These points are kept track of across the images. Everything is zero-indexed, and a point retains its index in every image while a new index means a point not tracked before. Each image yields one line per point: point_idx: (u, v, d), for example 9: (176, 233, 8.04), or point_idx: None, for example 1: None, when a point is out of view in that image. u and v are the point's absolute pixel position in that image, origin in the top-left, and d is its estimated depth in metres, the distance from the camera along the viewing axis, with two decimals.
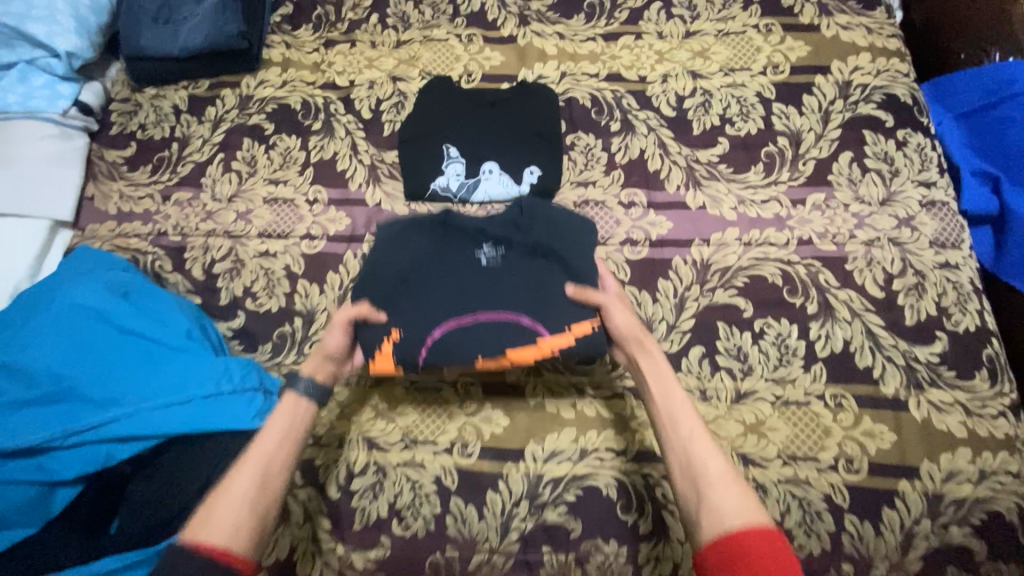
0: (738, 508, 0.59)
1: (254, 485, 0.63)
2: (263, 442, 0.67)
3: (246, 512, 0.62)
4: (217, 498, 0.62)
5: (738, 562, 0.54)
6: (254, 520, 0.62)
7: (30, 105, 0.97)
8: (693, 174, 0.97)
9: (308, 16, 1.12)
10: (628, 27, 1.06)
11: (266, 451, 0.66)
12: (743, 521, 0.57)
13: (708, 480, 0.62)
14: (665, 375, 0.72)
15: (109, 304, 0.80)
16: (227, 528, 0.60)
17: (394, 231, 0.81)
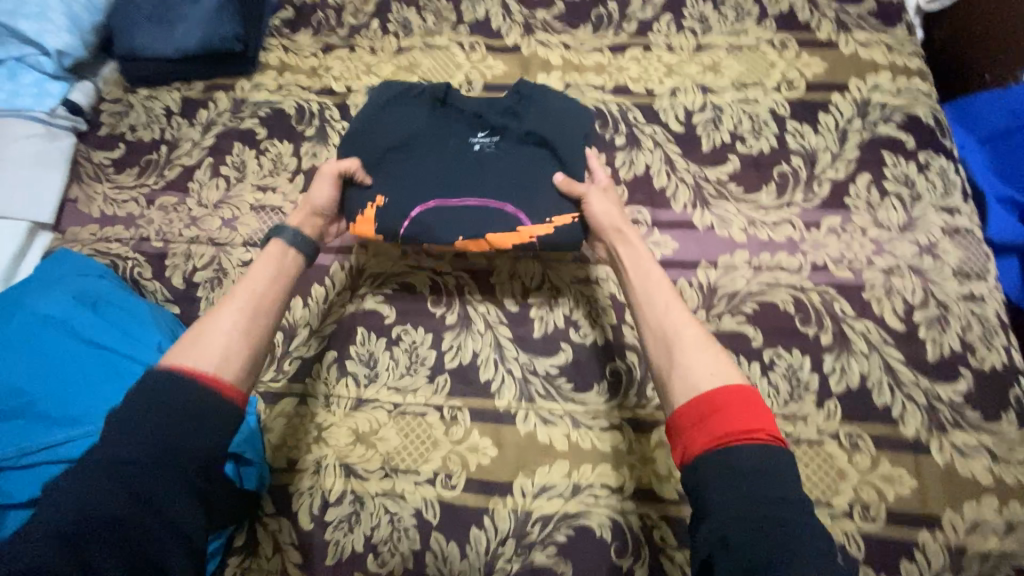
0: (726, 373, 0.57)
1: (238, 323, 0.62)
2: (248, 287, 0.65)
3: (233, 345, 0.60)
4: (197, 328, 0.61)
5: (712, 416, 0.53)
6: (240, 352, 0.60)
7: (17, 104, 0.95)
8: (701, 193, 0.92)
9: (308, 20, 1.09)
10: (636, 38, 1.02)
11: (254, 290, 0.65)
12: (721, 380, 0.56)
13: (692, 342, 0.60)
14: (645, 256, 0.71)
15: (78, 317, 0.77)
16: (206, 355, 0.58)
17: (395, 95, 0.85)
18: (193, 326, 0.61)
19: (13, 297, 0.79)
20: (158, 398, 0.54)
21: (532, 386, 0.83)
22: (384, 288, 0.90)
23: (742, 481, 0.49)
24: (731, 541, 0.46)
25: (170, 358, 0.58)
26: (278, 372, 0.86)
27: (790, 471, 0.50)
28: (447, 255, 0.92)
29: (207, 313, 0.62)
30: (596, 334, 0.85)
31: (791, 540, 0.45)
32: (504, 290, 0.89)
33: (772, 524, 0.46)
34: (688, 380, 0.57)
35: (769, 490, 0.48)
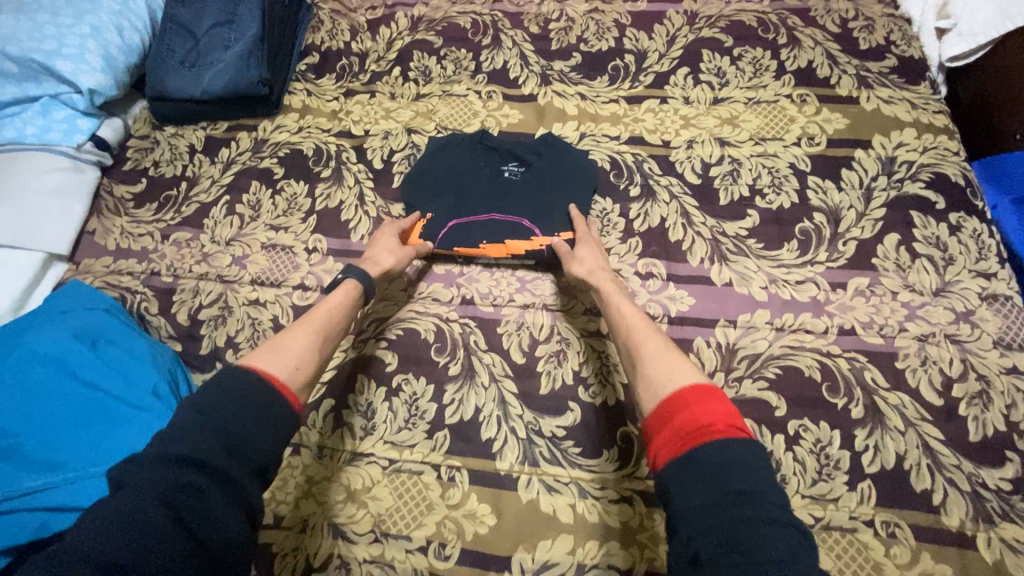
0: (684, 375, 0.59)
1: (313, 339, 0.67)
2: (317, 312, 0.71)
3: (306, 358, 0.65)
4: (276, 341, 0.66)
5: (674, 419, 0.55)
6: (314, 361, 0.65)
7: (46, 138, 0.98)
8: (719, 247, 0.88)
9: (333, 66, 1.13)
10: (653, 90, 1.02)
11: (327, 314, 0.71)
12: (681, 383, 0.58)
13: (654, 351, 0.63)
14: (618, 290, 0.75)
15: (77, 356, 0.76)
16: (285, 365, 0.62)
17: (445, 138, 1.00)
18: (271, 340, 0.66)
19: (12, 334, 0.79)
20: (244, 401, 0.57)
21: (537, 447, 0.78)
22: (387, 334, 0.88)
23: (707, 478, 0.49)
24: (702, 558, 0.44)
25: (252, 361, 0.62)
26: None
27: (755, 465, 0.50)
28: (454, 302, 0.89)
29: (285, 331, 0.67)
30: (607, 393, 0.80)
31: (757, 541, 0.44)
32: (511, 342, 0.85)
33: (742, 528, 0.45)
34: (651, 390, 0.59)
35: (733, 484, 0.48)
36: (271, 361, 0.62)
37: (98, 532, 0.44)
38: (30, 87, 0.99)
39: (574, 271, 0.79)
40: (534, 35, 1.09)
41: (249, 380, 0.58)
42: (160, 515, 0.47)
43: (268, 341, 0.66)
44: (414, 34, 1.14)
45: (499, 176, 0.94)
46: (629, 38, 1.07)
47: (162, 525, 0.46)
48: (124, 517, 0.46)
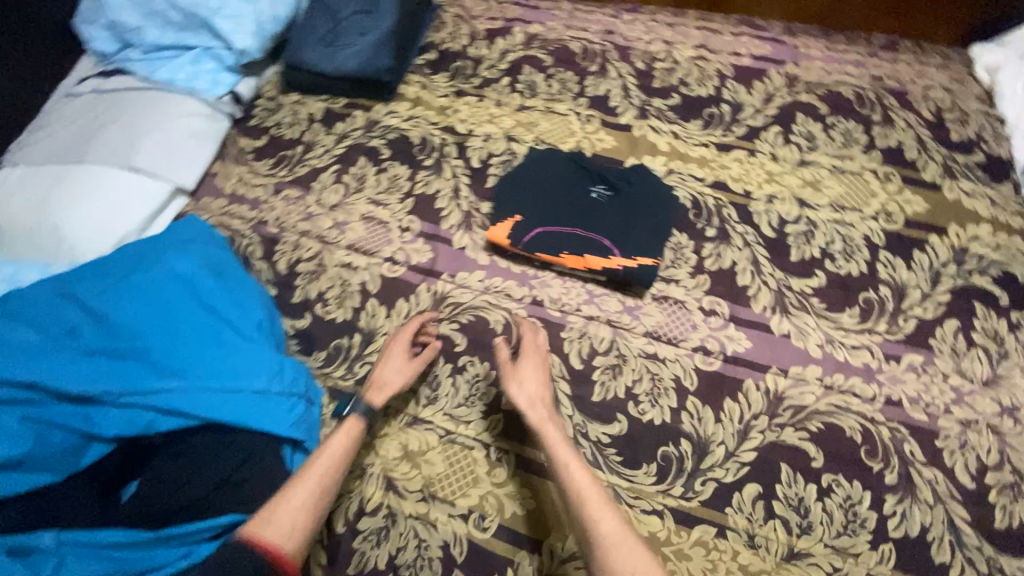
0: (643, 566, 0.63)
1: (311, 499, 0.69)
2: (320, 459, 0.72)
3: (301, 522, 0.67)
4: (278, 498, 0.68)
5: None
6: (308, 523, 0.67)
7: (193, 85, 1.10)
8: (783, 299, 0.93)
9: (448, 65, 1.23)
10: (743, 142, 1.08)
11: (326, 463, 0.72)
12: None
13: (611, 535, 0.66)
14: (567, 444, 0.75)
15: (203, 281, 0.86)
16: (278, 530, 0.65)
17: (542, 153, 1.07)
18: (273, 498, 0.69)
19: (144, 249, 0.88)
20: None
21: (581, 449, 0.84)
22: (460, 318, 0.95)
23: None
24: None
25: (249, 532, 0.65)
26: (347, 372, 0.91)
27: None
28: (525, 300, 0.96)
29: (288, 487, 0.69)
30: (654, 413, 0.85)
31: None
32: (571, 347, 0.91)
33: None
34: None
35: None
36: (270, 530, 0.65)
37: None
38: (189, 37, 1.10)
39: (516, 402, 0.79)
40: (638, 71, 1.18)
41: (241, 554, 0.63)
42: None
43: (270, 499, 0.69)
44: (527, 50, 1.24)
45: (588, 195, 0.99)
46: (727, 89, 1.14)
47: None
48: None
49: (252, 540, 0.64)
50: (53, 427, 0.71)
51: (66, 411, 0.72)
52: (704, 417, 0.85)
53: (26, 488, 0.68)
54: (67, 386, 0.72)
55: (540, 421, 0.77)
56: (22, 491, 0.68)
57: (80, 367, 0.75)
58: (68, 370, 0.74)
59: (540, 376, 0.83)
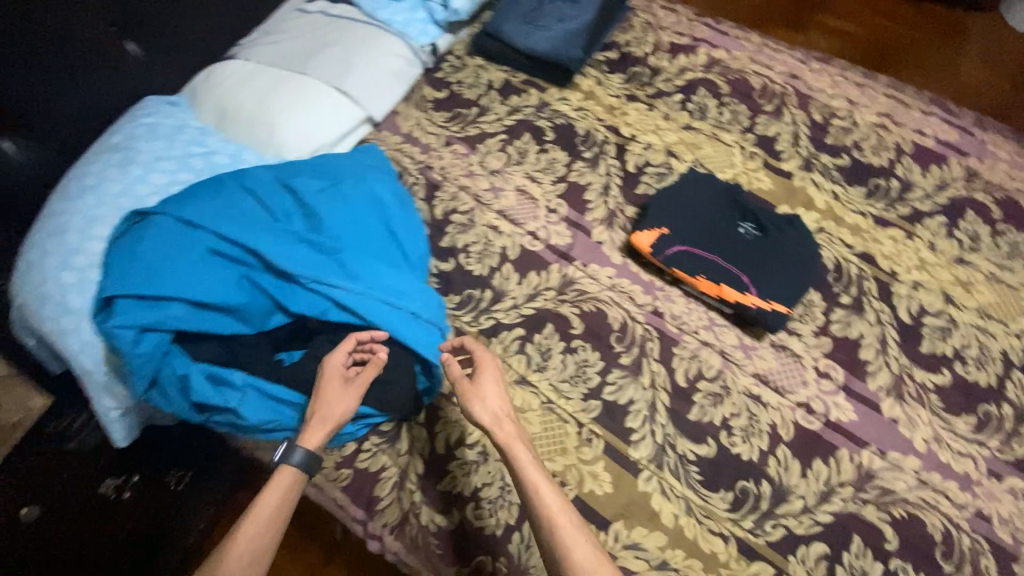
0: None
1: (245, 567, 0.66)
2: (257, 513, 0.69)
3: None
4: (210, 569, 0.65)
5: None
6: None
7: (405, 30, 1.22)
8: (900, 386, 0.95)
9: (627, 68, 1.29)
10: (902, 222, 1.08)
11: (263, 520, 0.69)
12: None
13: (579, 563, 0.68)
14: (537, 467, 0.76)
15: (392, 205, 0.93)
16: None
17: (699, 175, 1.10)
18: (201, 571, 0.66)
19: (337, 158, 0.96)
20: None
21: (666, 457, 0.89)
22: (582, 304, 1.01)
23: None
24: None
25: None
26: (473, 320, 1.01)
27: None
28: (646, 307, 1.01)
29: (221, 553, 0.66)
30: (744, 448, 0.89)
31: None
32: (680, 364, 0.96)
33: None
34: None
35: None
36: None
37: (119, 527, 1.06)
38: None
39: (480, 419, 0.79)
40: (814, 122, 1.19)
41: None
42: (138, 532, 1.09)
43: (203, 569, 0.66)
44: (707, 73, 1.27)
45: (736, 229, 1.03)
46: (901, 165, 1.14)
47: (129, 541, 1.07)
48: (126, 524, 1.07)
49: None
50: (254, 289, 0.81)
51: (270, 281, 0.81)
52: (790, 468, 0.88)
53: (227, 332, 0.78)
54: (278, 262, 0.80)
55: (510, 435, 0.79)
56: (225, 334, 0.78)
57: (289, 248, 0.83)
58: (280, 248, 0.82)
59: (500, 390, 0.83)
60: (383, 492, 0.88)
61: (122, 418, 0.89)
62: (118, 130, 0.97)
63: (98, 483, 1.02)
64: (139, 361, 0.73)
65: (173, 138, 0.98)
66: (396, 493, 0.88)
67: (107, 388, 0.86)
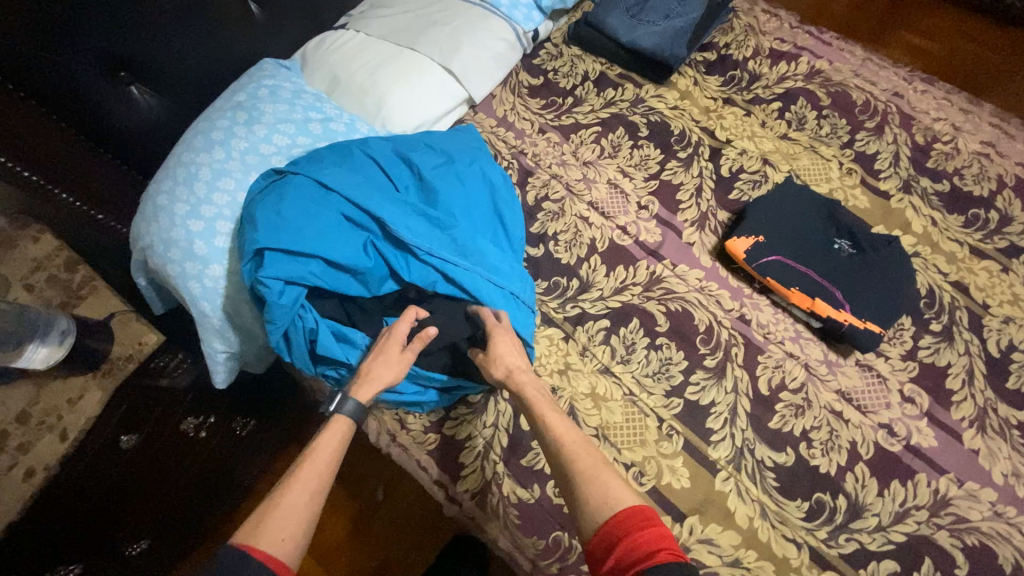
0: (617, 497, 0.66)
1: (305, 504, 0.67)
2: (315, 455, 0.73)
3: (293, 524, 0.65)
4: (269, 507, 0.66)
5: (625, 532, 0.62)
6: (303, 525, 0.65)
7: (512, 14, 1.23)
8: (984, 418, 0.94)
9: (725, 71, 1.28)
10: (999, 255, 1.07)
11: (316, 460, 0.72)
12: (621, 505, 0.65)
13: (585, 471, 0.70)
14: (545, 407, 0.79)
15: (501, 188, 0.96)
16: (274, 534, 0.63)
17: (795, 187, 1.09)
18: (260, 507, 0.67)
19: (445, 136, 0.99)
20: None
21: (744, 460, 0.91)
22: (669, 303, 1.03)
23: None
24: None
25: (243, 540, 0.63)
26: (560, 307, 1.04)
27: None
28: (732, 313, 1.02)
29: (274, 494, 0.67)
30: (822, 461, 0.91)
31: None
32: (764, 373, 0.97)
33: None
34: (602, 509, 0.65)
35: None
36: (265, 533, 0.63)
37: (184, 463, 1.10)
38: None
39: (493, 372, 0.81)
40: (916, 144, 1.17)
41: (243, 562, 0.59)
42: (204, 465, 1.15)
43: (261, 506, 0.67)
44: (807, 83, 1.25)
45: (832, 245, 1.03)
46: (1002, 197, 1.12)
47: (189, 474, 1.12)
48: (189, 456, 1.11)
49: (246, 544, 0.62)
50: (376, 256, 0.84)
51: (390, 249, 0.84)
52: (867, 486, 0.90)
53: (350, 294, 0.83)
54: (402, 231, 0.83)
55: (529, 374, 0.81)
56: (347, 295, 0.83)
57: (410, 219, 0.86)
58: (403, 218, 0.85)
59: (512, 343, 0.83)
60: (467, 460, 0.92)
61: (226, 362, 0.95)
62: (242, 90, 1.00)
63: (180, 420, 1.07)
64: (280, 312, 0.78)
65: (293, 102, 1.01)
66: (480, 463, 0.91)
67: (220, 333, 0.91)
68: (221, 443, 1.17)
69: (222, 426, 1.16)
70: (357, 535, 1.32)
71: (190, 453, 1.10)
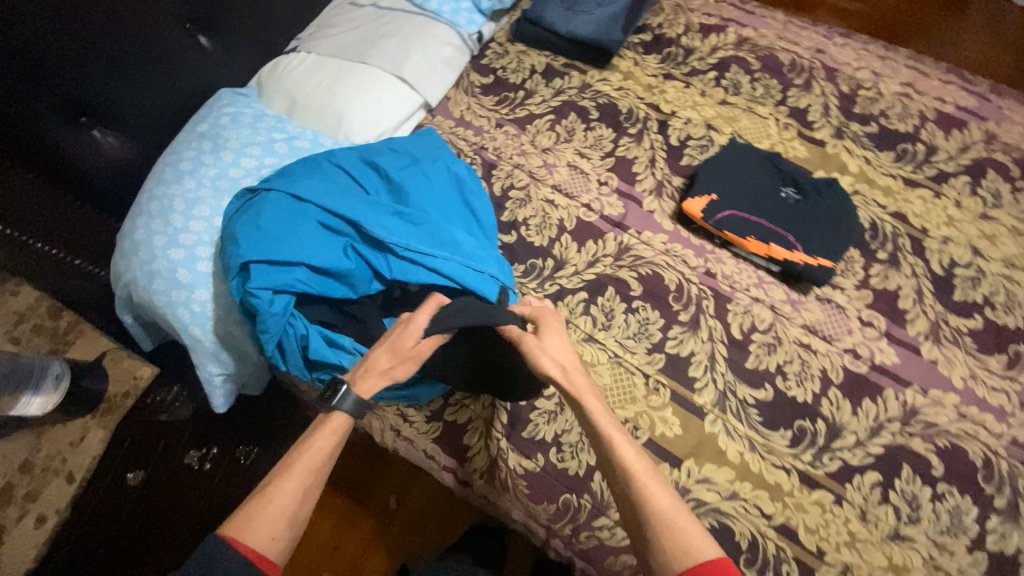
0: (699, 546, 0.68)
1: (294, 502, 0.69)
2: (311, 453, 0.74)
3: (283, 525, 0.68)
4: (261, 500, 0.69)
5: None
6: (293, 522, 0.69)
7: (454, 20, 1.29)
8: (937, 331, 1.03)
9: (661, 49, 1.36)
10: (930, 183, 1.16)
11: (313, 456, 0.73)
12: (703, 557, 0.67)
13: (663, 516, 0.70)
14: (617, 434, 0.78)
15: (468, 180, 1.01)
16: (261, 534, 0.66)
17: (738, 146, 1.18)
18: (251, 499, 0.69)
19: (408, 139, 1.03)
20: None
21: (728, 401, 0.97)
22: (639, 269, 1.09)
23: None
24: None
25: (230, 532, 0.66)
26: (539, 286, 1.09)
27: None
28: (699, 269, 1.09)
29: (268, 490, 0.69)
30: (799, 391, 0.98)
31: None
32: (735, 319, 1.04)
33: None
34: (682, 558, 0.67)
35: None
36: (253, 531, 0.66)
37: (189, 494, 1.09)
38: None
39: (544, 366, 0.83)
40: (842, 94, 1.27)
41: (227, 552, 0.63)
42: (216, 490, 1.14)
43: (253, 498, 0.69)
44: (737, 50, 1.34)
45: (779, 194, 1.11)
46: (925, 131, 1.22)
47: (199, 501, 1.11)
48: (193, 486, 1.09)
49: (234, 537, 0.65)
50: (357, 259, 0.88)
51: (371, 250, 0.88)
52: (841, 407, 0.97)
53: (338, 297, 0.86)
54: (378, 231, 0.87)
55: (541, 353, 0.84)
56: (336, 299, 0.86)
57: (385, 219, 0.90)
58: (378, 219, 0.89)
59: (566, 345, 0.88)
60: (471, 441, 0.96)
61: (222, 387, 0.96)
62: (204, 120, 1.03)
63: (183, 455, 1.07)
64: (273, 320, 0.82)
65: (256, 126, 1.04)
66: (483, 442, 0.96)
67: (215, 356, 0.93)
68: (229, 470, 1.17)
69: (229, 450, 1.16)
70: (375, 545, 1.34)
71: (196, 482, 1.09)
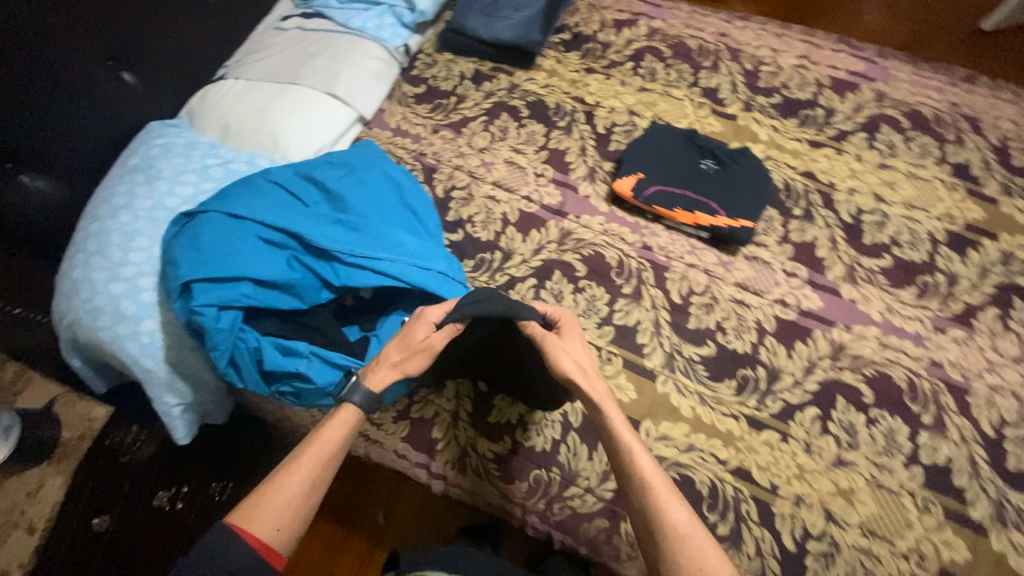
0: (710, 561, 0.72)
1: (302, 495, 0.73)
2: (320, 445, 0.77)
3: (288, 516, 0.72)
4: (271, 490, 0.73)
5: None
6: (298, 514, 0.73)
7: (380, 35, 1.33)
8: (853, 273, 1.13)
9: (580, 46, 1.44)
10: (833, 142, 1.28)
11: (320, 449, 0.77)
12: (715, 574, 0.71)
13: (678, 532, 0.74)
14: (639, 451, 0.81)
15: (407, 184, 1.05)
16: (267, 523, 0.70)
17: (659, 127, 1.26)
18: (258, 490, 0.73)
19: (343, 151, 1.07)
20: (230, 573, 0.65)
21: (676, 361, 1.04)
22: (582, 251, 1.15)
23: None
24: None
25: (237, 521, 0.70)
26: (490, 278, 1.13)
27: None
28: (636, 244, 1.16)
29: (276, 482, 0.73)
30: (738, 344, 1.06)
31: None
32: (674, 286, 1.11)
33: None
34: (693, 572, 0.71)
35: None
36: (258, 523, 0.70)
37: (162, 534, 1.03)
38: None
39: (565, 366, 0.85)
40: (746, 71, 1.38)
41: (233, 541, 0.67)
42: (196, 529, 1.07)
43: (260, 489, 0.73)
44: (650, 41, 1.44)
45: (699, 167, 1.20)
46: (823, 97, 1.34)
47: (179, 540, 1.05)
48: (168, 526, 1.04)
49: (240, 527, 0.69)
50: (302, 268, 0.90)
51: (314, 258, 0.91)
52: (777, 353, 1.05)
53: (286, 307, 0.88)
54: (318, 239, 0.90)
55: (554, 351, 0.86)
56: (284, 309, 0.88)
57: (325, 228, 0.93)
58: (318, 228, 0.92)
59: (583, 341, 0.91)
60: (438, 434, 0.99)
61: (182, 417, 0.95)
62: (135, 154, 1.04)
63: (150, 496, 1.03)
64: (222, 335, 0.84)
65: (189, 154, 1.05)
66: (450, 433, 0.99)
67: (170, 386, 0.92)
68: (204, 505, 1.09)
69: (202, 485, 1.09)
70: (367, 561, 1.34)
71: (173, 520, 1.04)
